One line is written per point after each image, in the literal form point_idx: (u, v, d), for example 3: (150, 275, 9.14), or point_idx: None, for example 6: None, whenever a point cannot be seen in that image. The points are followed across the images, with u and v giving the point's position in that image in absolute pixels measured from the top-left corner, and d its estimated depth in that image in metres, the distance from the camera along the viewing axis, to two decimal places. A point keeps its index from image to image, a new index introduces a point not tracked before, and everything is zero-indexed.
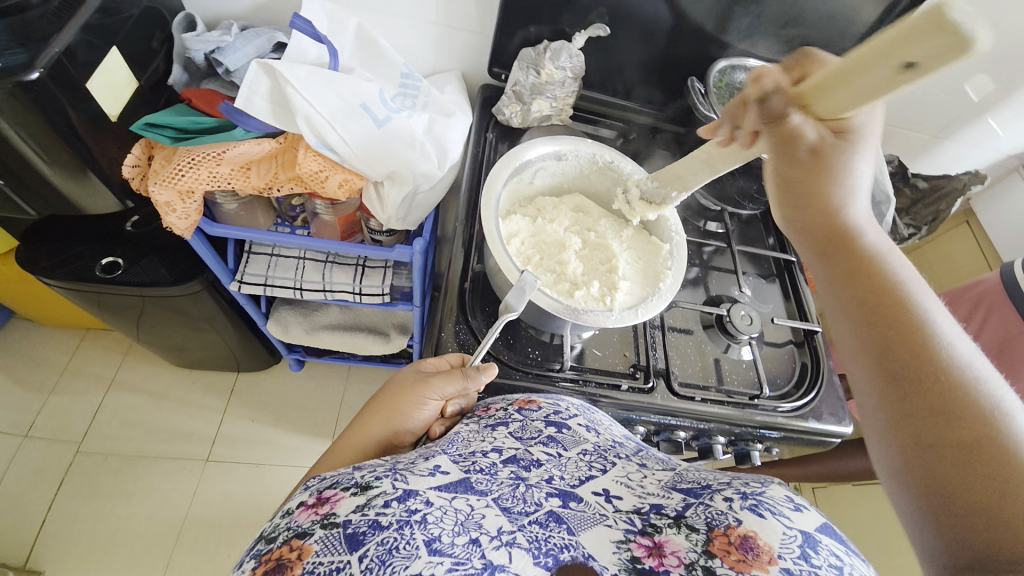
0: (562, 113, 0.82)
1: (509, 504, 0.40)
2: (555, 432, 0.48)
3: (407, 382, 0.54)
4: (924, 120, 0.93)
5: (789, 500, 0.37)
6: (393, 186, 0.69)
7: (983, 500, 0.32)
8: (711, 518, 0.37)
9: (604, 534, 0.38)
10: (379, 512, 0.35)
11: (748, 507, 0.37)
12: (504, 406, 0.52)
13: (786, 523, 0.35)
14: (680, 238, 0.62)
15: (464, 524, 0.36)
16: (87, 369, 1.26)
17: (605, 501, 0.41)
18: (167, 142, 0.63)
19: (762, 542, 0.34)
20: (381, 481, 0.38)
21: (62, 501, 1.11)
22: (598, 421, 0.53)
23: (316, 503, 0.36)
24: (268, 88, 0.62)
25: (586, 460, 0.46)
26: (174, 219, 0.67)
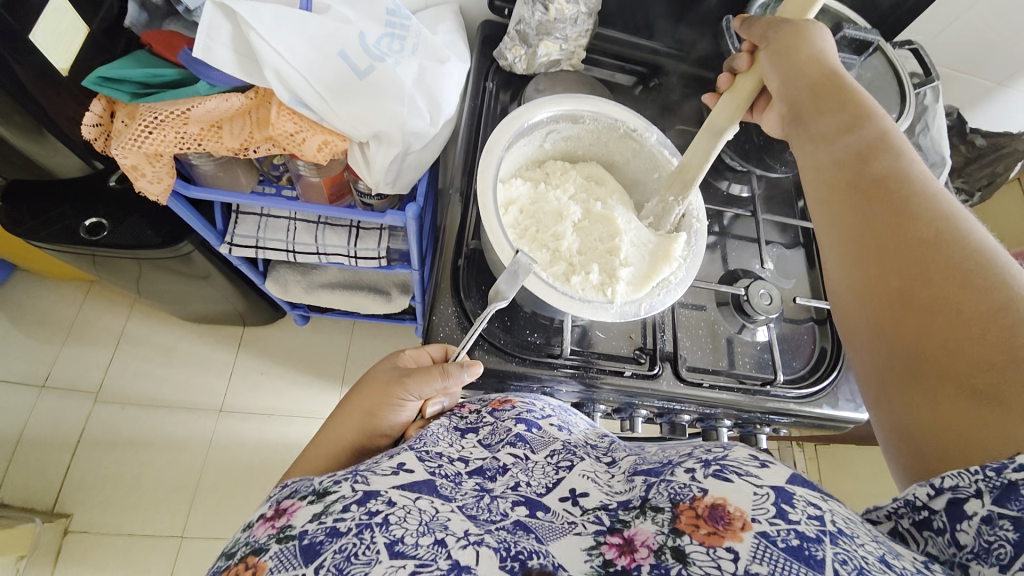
0: (574, 57, 0.71)
1: (475, 512, 0.36)
2: (523, 430, 0.44)
3: (384, 379, 0.52)
4: (995, 63, 0.81)
5: (754, 458, 0.32)
6: (379, 147, 0.62)
7: (941, 298, 0.33)
8: (675, 492, 0.32)
9: (572, 543, 0.34)
10: (337, 518, 0.33)
11: (713, 474, 0.31)
12: (479, 408, 0.50)
13: (755, 483, 0.30)
14: (701, 225, 0.56)
15: (428, 524, 0.33)
16: (95, 322, 1.27)
17: (572, 505, 0.37)
18: (125, 99, 0.57)
19: (733, 508, 0.29)
20: (340, 485, 0.35)
21: (85, 449, 1.16)
22: (572, 422, 0.49)
23: (273, 515, 0.35)
24: (230, 35, 0.54)
25: (553, 462, 0.42)
26: (145, 183, 0.62)
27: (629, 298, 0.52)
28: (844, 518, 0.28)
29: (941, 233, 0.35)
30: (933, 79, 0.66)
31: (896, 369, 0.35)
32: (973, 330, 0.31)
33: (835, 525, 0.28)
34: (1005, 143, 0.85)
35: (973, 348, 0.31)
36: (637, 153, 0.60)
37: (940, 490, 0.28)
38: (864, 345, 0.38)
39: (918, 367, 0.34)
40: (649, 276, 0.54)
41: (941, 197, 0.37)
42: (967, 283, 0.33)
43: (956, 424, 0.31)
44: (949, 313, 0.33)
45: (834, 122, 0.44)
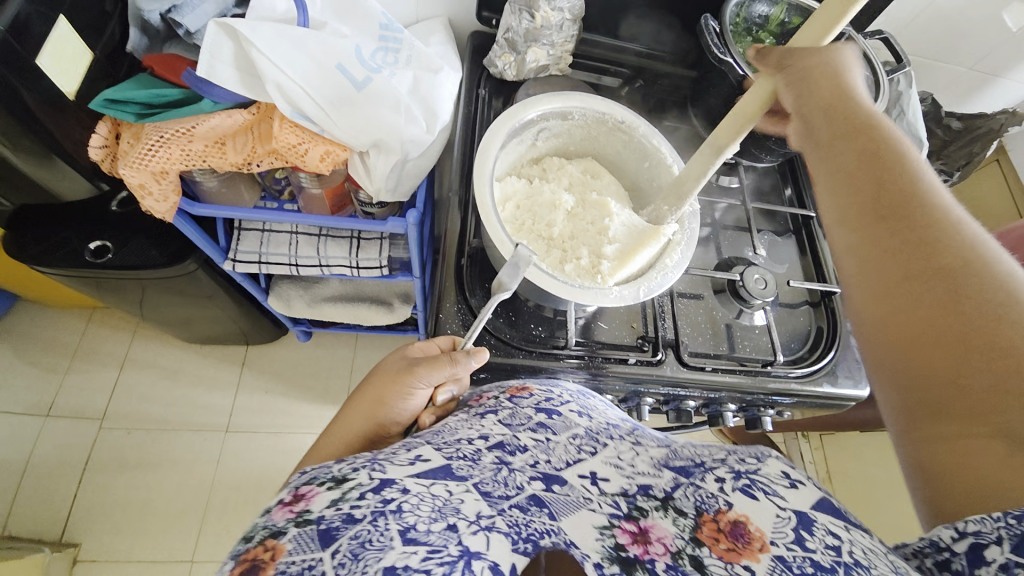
0: (561, 62, 0.74)
1: (490, 488, 0.38)
2: (545, 419, 0.46)
3: (394, 370, 0.54)
4: (963, 50, 0.84)
5: (785, 476, 0.35)
6: (380, 155, 0.64)
7: (976, 328, 0.32)
8: (700, 502, 0.36)
9: (586, 519, 0.36)
10: (353, 505, 0.33)
11: (741, 489, 0.35)
12: (497, 395, 0.51)
13: (780, 504, 0.33)
14: (695, 208, 0.57)
15: (441, 510, 0.34)
16: (98, 349, 1.27)
17: (590, 484, 0.39)
18: (131, 119, 0.59)
19: (754, 528, 0.33)
20: (358, 473, 0.36)
21: (91, 476, 1.16)
22: (593, 406, 0.51)
23: (291, 501, 0.35)
24: (233, 54, 0.57)
25: (576, 443, 0.43)
26: (151, 202, 0.64)
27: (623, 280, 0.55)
28: (863, 551, 0.30)
29: (968, 261, 0.35)
30: (905, 65, 0.69)
31: (925, 398, 0.34)
32: (1014, 371, 0.31)
33: (851, 556, 0.30)
34: (980, 124, 0.88)
35: (1013, 382, 0.30)
36: (628, 144, 0.62)
37: (963, 534, 0.29)
38: (886, 369, 0.37)
39: (949, 395, 0.33)
40: (631, 253, 0.56)
41: (962, 224, 0.37)
42: (998, 316, 0.32)
43: (984, 459, 0.30)
44: (983, 350, 0.32)
45: (855, 143, 0.41)
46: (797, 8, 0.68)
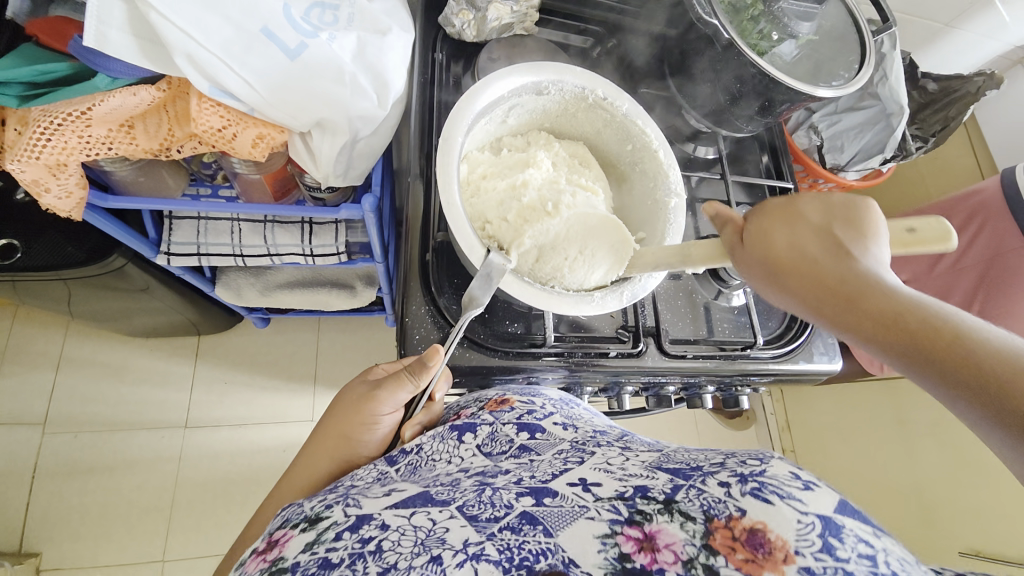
0: (527, 20, 0.66)
1: (475, 511, 0.34)
2: (527, 439, 0.43)
3: (355, 398, 0.51)
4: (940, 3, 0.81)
5: (797, 476, 0.30)
6: (323, 136, 0.56)
7: None
8: (708, 506, 0.30)
9: (585, 529, 0.32)
10: (329, 548, 0.31)
11: (751, 492, 0.29)
12: (476, 411, 0.48)
13: (800, 508, 0.28)
14: (680, 200, 0.52)
15: (424, 542, 0.31)
16: (28, 349, 1.15)
17: (583, 492, 0.34)
18: (14, 104, 0.48)
19: (773, 535, 0.27)
20: (332, 510, 0.34)
21: (41, 484, 1.08)
22: (577, 415, 0.48)
23: (264, 549, 0.33)
24: (126, 16, 0.45)
25: (562, 456, 0.40)
26: (52, 200, 0.54)
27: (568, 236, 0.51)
28: (899, 560, 0.26)
29: None
30: (891, 26, 0.65)
31: None
32: None
33: (889, 567, 0.26)
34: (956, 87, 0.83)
35: None
36: (609, 123, 0.56)
37: None
38: None
39: None
40: (580, 217, 0.51)
41: None
42: None
43: None
44: None
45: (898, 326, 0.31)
46: None
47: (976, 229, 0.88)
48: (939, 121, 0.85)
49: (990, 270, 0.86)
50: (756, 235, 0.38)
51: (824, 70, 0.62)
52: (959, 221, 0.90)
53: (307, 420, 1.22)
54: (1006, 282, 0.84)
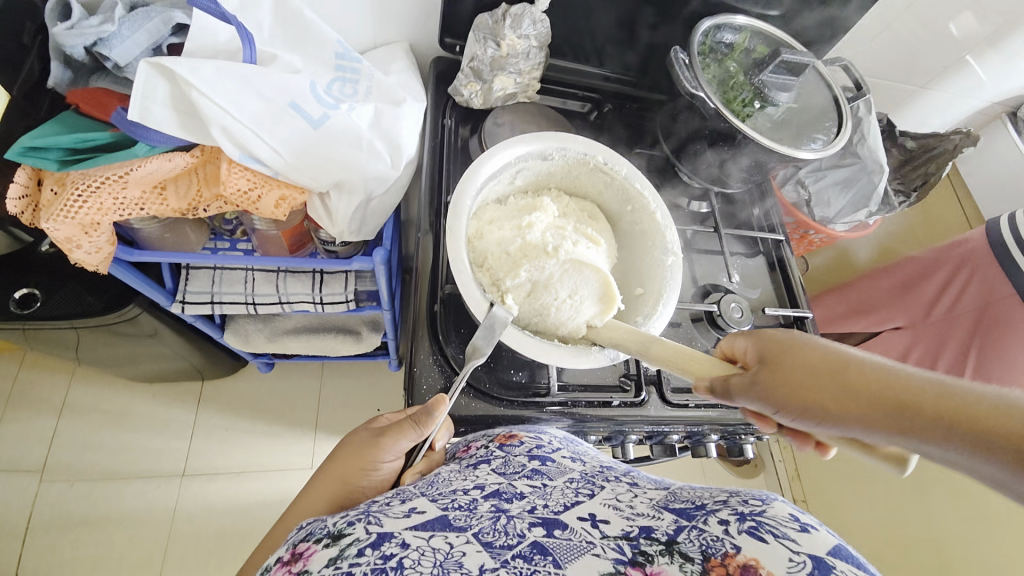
0: (529, 89, 0.72)
1: (490, 538, 0.36)
2: (539, 465, 0.46)
3: (359, 443, 0.51)
4: (909, 71, 0.88)
5: (794, 519, 0.33)
6: (341, 196, 0.60)
7: None
8: (707, 546, 0.33)
9: (591, 564, 0.33)
10: (352, 563, 0.32)
11: (748, 530, 0.33)
12: (486, 444, 0.51)
13: (792, 548, 0.31)
14: (677, 258, 0.55)
15: (443, 564, 0.33)
16: (33, 396, 1.16)
17: (591, 527, 0.37)
18: (53, 167, 0.52)
19: (765, 571, 0.30)
20: (354, 527, 0.35)
21: (34, 536, 1.05)
22: (583, 452, 0.51)
23: (290, 560, 0.34)
24: (168, 94, 0.50)
25: (573, 487, 0.43)
26: (82, 254, 0.57)
27: (565, 280, 0.53)
28: None
29: None
30: (865, 94, 0.70)
31: None
32: None
33: None
34: (933, 144, 0.88)
35: None
36: (610, 184, 0.60)
37: None
38: None
39: None
40: (581, 264, 0.52)
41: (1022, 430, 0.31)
42: None
43: None
44: None
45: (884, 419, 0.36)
46: (760, 38, 0.69)
47: (966, 277, 0.91)
48: (919, 176, 0.89)
49: (984, 315, 0.88)
50: (772, 352, 0.42)
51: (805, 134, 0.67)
52: (948, 270, 0.93)
53: (306, 468, 1.21)
54: (1001, 327, 0.85)
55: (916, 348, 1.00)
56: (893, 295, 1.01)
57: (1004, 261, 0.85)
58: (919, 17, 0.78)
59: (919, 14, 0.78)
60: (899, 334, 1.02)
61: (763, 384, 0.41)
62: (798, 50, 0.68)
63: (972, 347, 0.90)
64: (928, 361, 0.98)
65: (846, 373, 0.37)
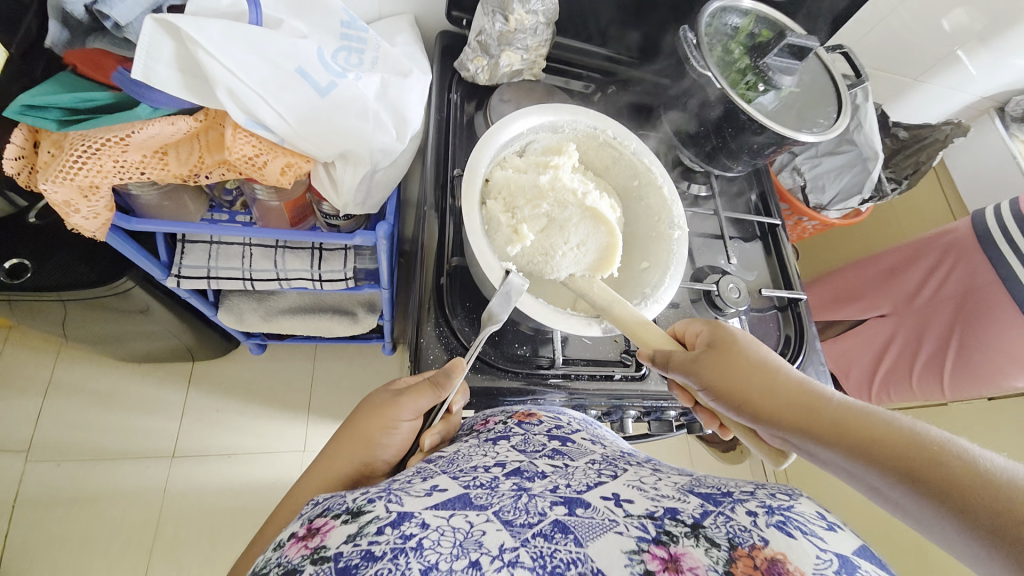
0: (535, 66, 0.72)
1: (512, 516, 0.37)
2: (559, 445, 0.47)
3: (378, 402, 0.52)
4: (905, 62, 0.90)
5: (821, 518, 0.35)
6: (346, 167, 0.60)
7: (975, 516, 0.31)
8: (734, 534, 0.35)
9: (613, 543, 0.35)
10: (371, 541, 0.32)
11: (776, 525, 0.34)
12: (504, 420, 0.52)
13: (820, 547, 0.32)
14: (683, 232, 0.56)
15: (463, 545, 0.34)
16: (17, 373, 1.13)
17: (615, 506, 0.38)
18: (52, 127, 0.51)
19: (793, 567, 0.31)
20: (373, 505, 0.36)
21: (20, 514, 1.03)
22: (602, 434, 0.52)
23: (305, 535, 0.34)
24: (173, 53, 0.49)
25: (595, 467, 0.44)
26: (79, 219, 0.55)
27: (580, 231, 0.53)
28: None
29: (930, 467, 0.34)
30: (863, 81, 0.72)
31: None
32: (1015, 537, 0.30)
33: None
34: (925, 134, 0.90)
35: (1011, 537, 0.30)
36: (617, 161, 0.60)
37: None
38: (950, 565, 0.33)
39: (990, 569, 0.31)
40: (603, 220, 0.53)
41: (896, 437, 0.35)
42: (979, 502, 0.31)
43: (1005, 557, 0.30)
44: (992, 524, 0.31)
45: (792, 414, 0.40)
46: (765, 22, 0.70)
47: (950, 264, 0.94)
48: (910, 166, 0.92)
49: (966, 302, 0.91)
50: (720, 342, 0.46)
51: (805, 118, 0.68)
52: (933, 256, 0.96)
53: (298, 450, 1.20)
54: (982, 314, 0.89)
55: (899, 335, 1.02)
56: (878, 282, 1.05)
57: (987, 248, 0.89)
58: (918, 8, 0.80)
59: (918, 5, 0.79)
60: (883, 321, 1.04)
61: (703, 367, 0.45)
62: (802, 34, 0.67)
63: (952, 333, 0.93)
64: (911, 346, 1.01)
65: (777, 380, 0.42)
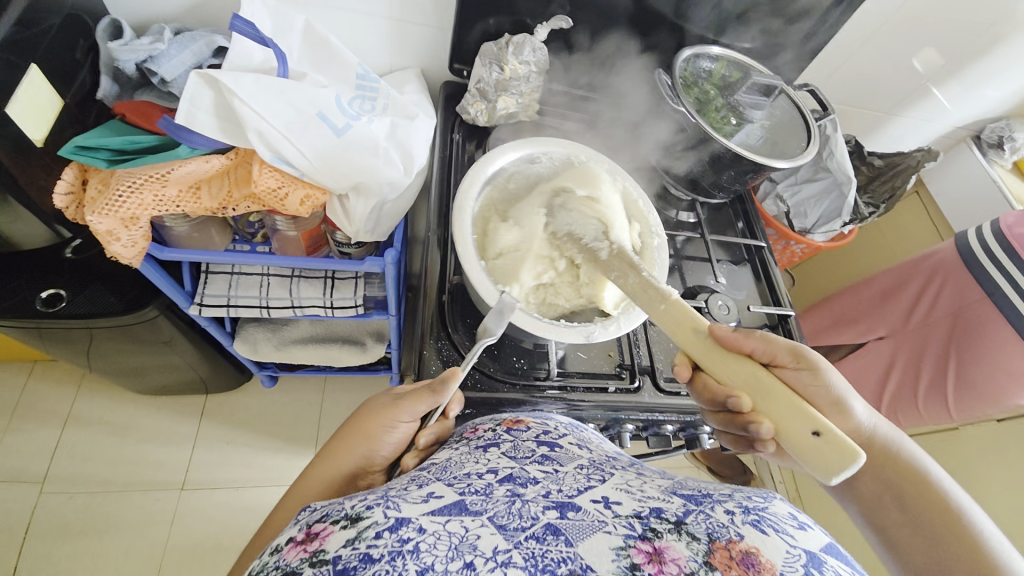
0: (529, 109, 0.80)
1: (505, 521, 0.38)
2: (548, 450, 0.49)
3: (379, 406, 0.55)
4: (874, 98, 0.98)
5: (793, 517, 0.37)
6: (358, 198, 0.66)
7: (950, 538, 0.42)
8: (712, 530, 0.37)
9: (602, 541, 0.36)
10: (369, 546, 0.33)
11: (751, 523, 0.36)
12: (493, 427, 0.54)
13: (789, 542, 0.34)
14: (662, 240, 0.62)
15: (458, 548, 0.34)
16: (38, 407, 1.17)
17: (604, 508, 0.40)
18: (102, 166, 0.58)
19: (765, 559, 0.33)
20: (372, 512, 0.36)
21: (31, 546, 1.04)
22: (588, 438, 0.54)
23: (303, 540, 0.34)
24: (212, 102, 0.57)
25: (584, 472, 0.46)
26: (118, 248, 0.61)
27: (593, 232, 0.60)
28: None
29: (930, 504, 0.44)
30: (830, 113, 0.79)
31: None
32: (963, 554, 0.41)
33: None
34: (899, 161, 0.96)
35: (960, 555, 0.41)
36: None
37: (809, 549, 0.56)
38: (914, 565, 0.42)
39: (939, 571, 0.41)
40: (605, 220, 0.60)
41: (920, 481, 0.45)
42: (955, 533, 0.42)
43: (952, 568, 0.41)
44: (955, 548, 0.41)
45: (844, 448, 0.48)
46: (735, 66, 0.78)
47: (938, 285, 0.97)
48: (887, 191, 0.99)
49: (958, 321, 0.93)
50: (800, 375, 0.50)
51: (780, 148, 0.74)
52: (921, 278, 0.99)
53: None
54: (974, 332, 0.90)
55: (899, 357, 1.03)
56: (872, 305, 1.07)
57: (974, 266, 0.91)
58: (877, 50, 0.87)
59: (878, 46, 0.87)
60: (882, 344, 1.06)
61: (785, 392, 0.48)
62: (767, 74, 0.77)
63: (950, 353, 0.94)
64: (912, 370, 1.01)
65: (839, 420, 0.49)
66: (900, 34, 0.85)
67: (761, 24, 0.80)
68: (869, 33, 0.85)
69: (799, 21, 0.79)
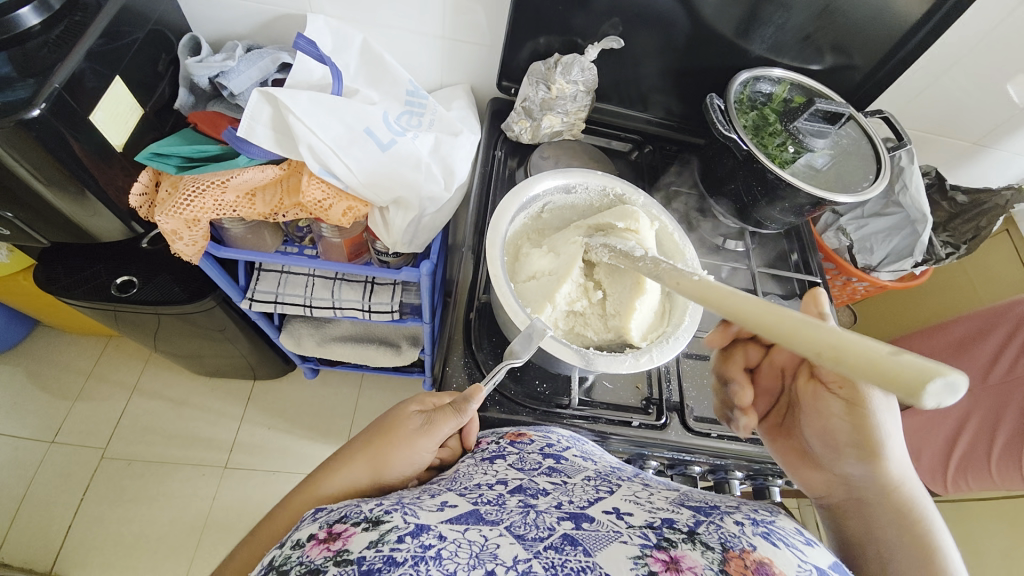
0: (575, 128, 0.79)
1: (523, 531, 0.37)
2: (554, 462, 0.48)
3: (398, 426, 0.51)
4: (963, 128, 0.88)
5: (800, 533, 0.37)
6: (398, 211, 0.68)
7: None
8: (726, 539, 0.35)
9: (619, 550, 0.35)
10: (393, 548, 0.33)
11: (761, 534, 0.35)
12: (496, 440, 0.53)
13: (800, 556, 0.34)
14: (699, 274, 0.58)
15: (478, 556, 0.34)
16: (109, 376, 1.29)
17: (617, 519, 0.39)
18: (171, 171, 0.63)
19: (779, 569, 0.32)
20: (392, 516, 0.36)
21: (88, 505, 1.15)
22: (591, 451, 0.53)
23: (327, 538, 0.34)
24: (270, 116, 0.62)
25: (592, 484, 0.44)
26: (181, 246, 0.67)
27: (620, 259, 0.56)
28: None
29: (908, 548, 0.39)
30: (906, 144, 0.71)
31: None
32: None
33: None
34: (985, 199, 0.88)
35: None
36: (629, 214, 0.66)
37: None
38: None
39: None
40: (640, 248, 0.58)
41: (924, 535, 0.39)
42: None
43: None
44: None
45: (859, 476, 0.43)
46: (797, 89, 0.74)
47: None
48: (971, 229, 0.90)
49: None
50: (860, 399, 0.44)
51: (844, 180, 0.68)
52: (1007, 327, 0.89)
53: None
54: None
55: (973, 415, 0.91)
56: (946, 353, 0.97)
57: None
58: (970, 75, 0.79)
59: (971, 71, 0.78)
60: None
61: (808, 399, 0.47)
62: (835, 102, 0.72)
63: None
64: (987, 431, 0.89)
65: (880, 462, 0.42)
66: (997, 58, 0.76)
67: (833, 45, 0.74)
68: (960, 54, 0.77)
69: (876, 42, 0.73)
